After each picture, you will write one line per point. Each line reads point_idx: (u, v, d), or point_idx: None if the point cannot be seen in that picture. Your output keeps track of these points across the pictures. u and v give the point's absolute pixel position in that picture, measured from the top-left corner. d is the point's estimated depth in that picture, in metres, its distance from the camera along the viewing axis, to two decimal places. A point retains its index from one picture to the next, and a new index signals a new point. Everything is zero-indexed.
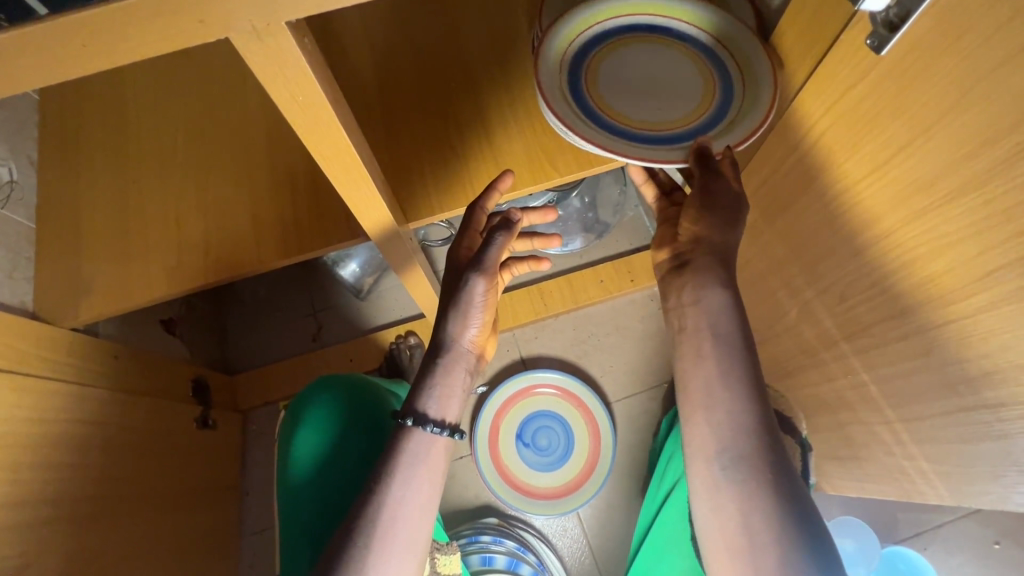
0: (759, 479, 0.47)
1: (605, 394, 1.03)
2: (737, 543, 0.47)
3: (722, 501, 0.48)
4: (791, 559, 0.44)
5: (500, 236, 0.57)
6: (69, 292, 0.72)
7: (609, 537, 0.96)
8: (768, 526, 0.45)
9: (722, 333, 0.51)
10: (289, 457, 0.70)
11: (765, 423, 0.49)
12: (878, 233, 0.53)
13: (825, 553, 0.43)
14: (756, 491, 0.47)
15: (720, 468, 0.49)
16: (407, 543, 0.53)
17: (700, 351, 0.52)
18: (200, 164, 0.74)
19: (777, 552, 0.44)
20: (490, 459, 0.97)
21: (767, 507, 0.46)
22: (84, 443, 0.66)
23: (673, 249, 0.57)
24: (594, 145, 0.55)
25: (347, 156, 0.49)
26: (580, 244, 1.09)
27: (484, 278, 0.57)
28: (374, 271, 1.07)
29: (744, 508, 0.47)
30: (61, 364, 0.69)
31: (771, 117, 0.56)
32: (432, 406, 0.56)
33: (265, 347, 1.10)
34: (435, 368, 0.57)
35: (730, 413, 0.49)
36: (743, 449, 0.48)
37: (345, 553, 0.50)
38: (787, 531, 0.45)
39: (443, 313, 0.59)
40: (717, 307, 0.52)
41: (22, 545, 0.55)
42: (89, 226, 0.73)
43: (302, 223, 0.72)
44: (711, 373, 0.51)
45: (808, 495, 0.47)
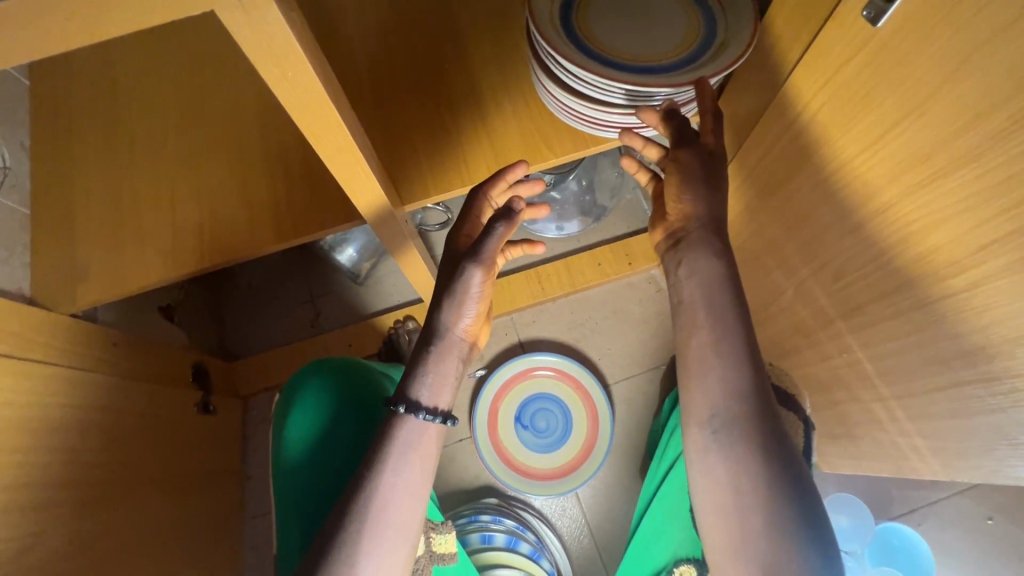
0: (749, 441, 0.48)
1: (603, 376, 1.04)
2: (723, 502, 0.49)
3: (712, 464, 0.50)
4: (776, 516, 0.46)
5: (500, 225, 0.56)
6: (64, 279, 0.71)
7: (607, 518, 0.97)
8: (756, 486, 0.47)
9: (715, 302, 0.52)
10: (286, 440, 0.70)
11: (759, 389, 0.49)
12: (872, 210, 0.53)
13: (810, 509, 0.46)
14: (744, 454, 0.48)
15: (711, 433, 0.50)
16: (400, 524, 0.53)
17: (695, 322, 0.53)
18: (192, 148, 0.73)
19: (763, 511, 0.46)
20: (491, 441, 0.98)
21: (755, 470, 0.47)
22: (88, 429, 0.66)
23: (666, 228, 0.58)
24: (575, 65, 0.55)
25: (339, 136, 0.49)
26: (577, 227, 1.10)
27: (480, 269, 0.57)
28: (371, 256, 1.07)
29: (733, 470, 0.48)
30: (62, 349, 0.69)
31: (753, 45, 0.55)
32: (425, 393, 0.57)
33: (263, 333, 1.11)
34: (428, 356, 0.57)
35: (722, 377, 0.50)
36: (734, 413, 0.49)
37: (341, 519, 0.52)
38: (774, 492, 0.46)
39: (437, 301, 0.59)
40: (710, 278, 0.53)
41: (31, 527, 0.56)
42: (84, 212, 0.73)
43: (297, 208, 0.72)
44: (705, 340, 0.52)
45: (799, 460, 0.48)
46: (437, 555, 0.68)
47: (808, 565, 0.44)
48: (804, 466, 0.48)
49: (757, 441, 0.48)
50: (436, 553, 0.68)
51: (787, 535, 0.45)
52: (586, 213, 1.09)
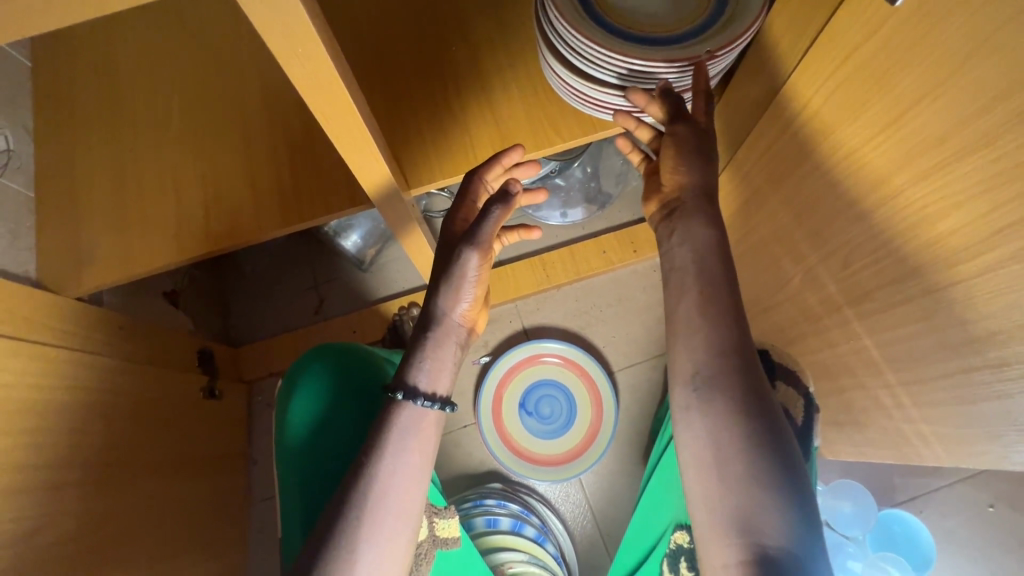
0: (732, 396, 0.48)
1: (608, 363, 1.04)
2: (703, 455, 0.48)
3: (692, 419, 0.50)
4: (754, 470, 0.45)
5: (497, 209, 0.56)
6: (70, 261, 0.71)
7: (610, 502, 0.98)
8: (736, 441, 0.47)
9: (709, 271, 0.52)
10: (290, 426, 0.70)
11: (745, 349, 0.49)
12: (884, 194, 0.52)
13: (789, 465, 0.46)
14: (725, 410, 0.48)
15: (693, 389, 0.50)
16: (402, 500, 0.54)
17: (684, 285, 0.53)
18: (196, 130, 0.73)
19: (744, 463, 0.46)
20: (496, 428, 0.98)
21: (739, 425, 0.47)
22: (94, 412, 0.66)
23: (661, 200, 0.57)
24: (566, 22, 0.55)
25: (350, 118, 0.49)
26: (581, 215, 1.10)
27: (477, 252, 0.56)
28: (376, 242, 1.07)
29: (713, 425, 0.48)
30: (68, 332, 0.69)
31: (758, 23, 0.54)
32: (422, 379, 0.57)
33: (268, 319, 1.11)
34: (426, 342, 0.57)
35: (707, 337, 0.50)
36: (717, 371, 0.49)
37: (348, 498, 0.53)
38: (753, 447, 0.46)
39: (435, 286, 0.58)
40: (704, 244, 0.53)
41: (40, 507, 0.56)
42: (88, 196, 0.72)
43: (303, 193, 0.72)
44: (692, 303, 0.51)
45: (780, 414, 0.48)
46: (439, 539, 0.68)
47: (786, 514, 0.44)
48: (785, 425, 0.48)
49: (742, 397, 0.48)
50: (441, 538, 0.68)
51: (764, 488, 0.45)
52: (591, 200, 1.09)
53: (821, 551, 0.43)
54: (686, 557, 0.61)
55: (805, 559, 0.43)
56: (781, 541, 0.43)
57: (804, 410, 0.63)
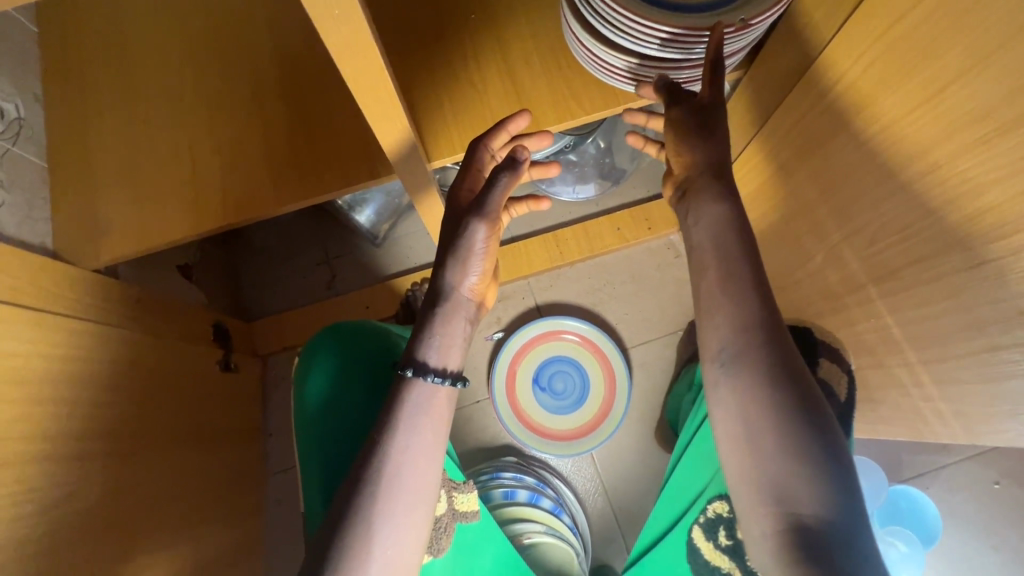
0: (760, 373, 0.48)
1: (621, 340, 1.04)
2: (735, 431, 0.49)
3: (722, 396, 0.50)
4: (786, 442, 0.46)
5: (504, 177, 0.55)
6: (86, 233, 0.70)
7: (621, 477, 0.99)
8: (767, 415, 0.47)
9: (727, 247, 0.51)
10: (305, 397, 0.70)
11: (769, 323, 0.49)
12: (920, 170, 0.52)
13: (823, 436, 0.45)
14: (754, 385, 0.48)
15: (720, 366, 0.50)
16: (416, 474, 0.54)
17: (703, 265, 0.52)
18: (210, 100, 0.72)
19: (775, 436, 0.46)
20: (509, 403, 0.99)
21: (768, 400, 0.47)
22: (117, 382, 0.66)
23: (675, 182, 0.57)
24: None
25: (381, 83, 0.49)
26: (594, 191, 1.08)
27: (485, 223, 0.56)
28: (390, 217, 1.07)
29: (743, 400, 0.48)
30: (87, 304, 0.69)
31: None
32: (432, 355, 0.57)
33: (280, 293, 1.10)
34: (435, 317, 0.57)
35: (730, 313, 0.50)
36: (743, 347, 0.49)
37: (363, 473, 0.53)
38: (784, 419, 0.46)
39: (442, 260, 0.58)
40: (720, 222, 0.52)
41: (69, 476, 0.57)
42: (101, 167, 0.71)
43: (320, 163, 0.71)
44: (713, 280, 0.51)
45: (812, 386, 0.48)
46: (459, 513, 0.67)
47: (822, 483, 0.44)
48: (818, 396, 0.48)
49: (767, 371, 0.48)
50: (460, 513, 0.67)
51: (799, 460, 0.45)
52: (605, 176, 1.07)
53: (861, 518, 0.43)
54: (724, 526, 0.60)
55: (845, 527, 0.42)
56: (818, 510, 0.43)
57: (846, 387, 0.62)
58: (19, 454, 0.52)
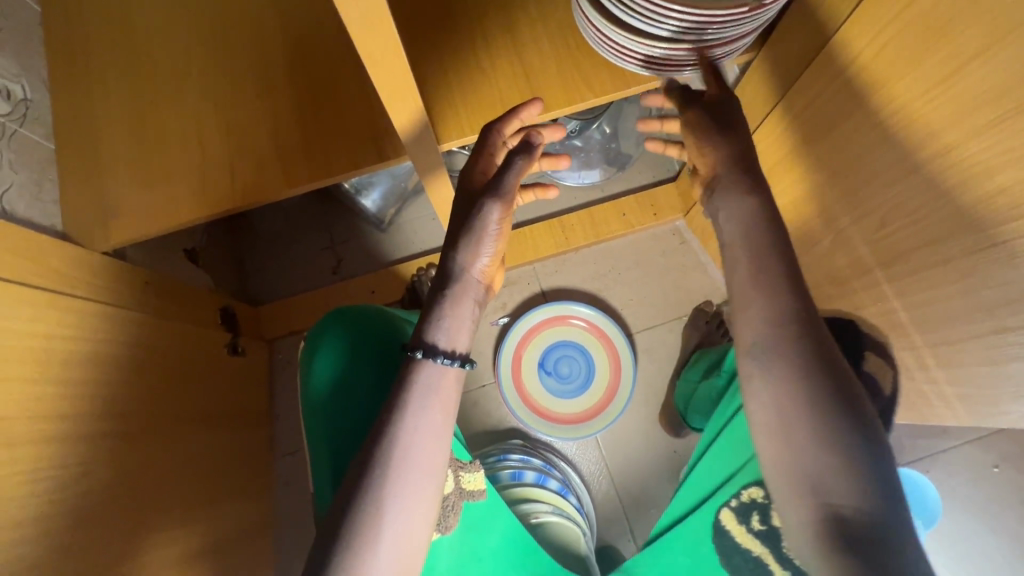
0: (791, 364, 0.47)
1: (626, 325, 1.05)
2: (771, 425, 0.47)
3: (756, 389, 0.49)
4: (824, 436, 0.44)
5: (520, 159, 0.56)
6: (94, 214, 0.70)
7: (625, 460, 1.00)
8: (804, 408, 0.46)
9: (759, 242, 0.51)
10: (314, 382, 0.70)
11: (802, 314, 0.48)
12: (932, 153, 0.52)
13: (863, 430, 0.44)
14: (790, 379, 0.47)
15: (754, 359, 0.49)
16: (425, 455, 0.55)
17: (734, 257, 0.52)
18: (218, 82, 0.72)
19: (812, 430, 0.45)
20: (515, 387, 1.00)
21: (802, 391, 0.46)
22: (130, 363, 0.67)
23: (702, 181, 0.56)
24: None
25: (394, 58, 0.49)
26: (599, 176, 1.08)
27: (500, 204, 0.57)
28: (396, 201, 1.06)
29: (777, 394, 0.47)
30: (98, 286, 0.69)
31: None
32: (442, 337, 0.57)
33: (286, 278, 1.11)
34: (445, 299, 0.57)
35: (763, 306, 0.49)
36: (777, 340, 0.48)
37: (375, 453, 0.53)
38: (821, 413, 0.45)
39: (454, 240, 0.58)
40: (745, 216, 0.52)
41: (87, 454, 0.57)
42: (109, 148, 0.71)
43: (328, 145, 0.70)
44: (744, 272, 0.51)
45: (852, 381, 0.46)
46: (466, 492, 0.67)
47: (861, 478, 0.42)
48: (859, 390, 0.46)
49: (801, 362, 0.47)
50: (467, 492, 0.67)
51: (836, 454, 0.43)
52: (610, 161, 1.07)
53: (905, 517, 0.41)
54: (759, 511, 0.59)
55: (886, 520, 0.41)
56: (855, 502, 0.42)
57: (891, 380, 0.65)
58: (38, 431, 0.53)
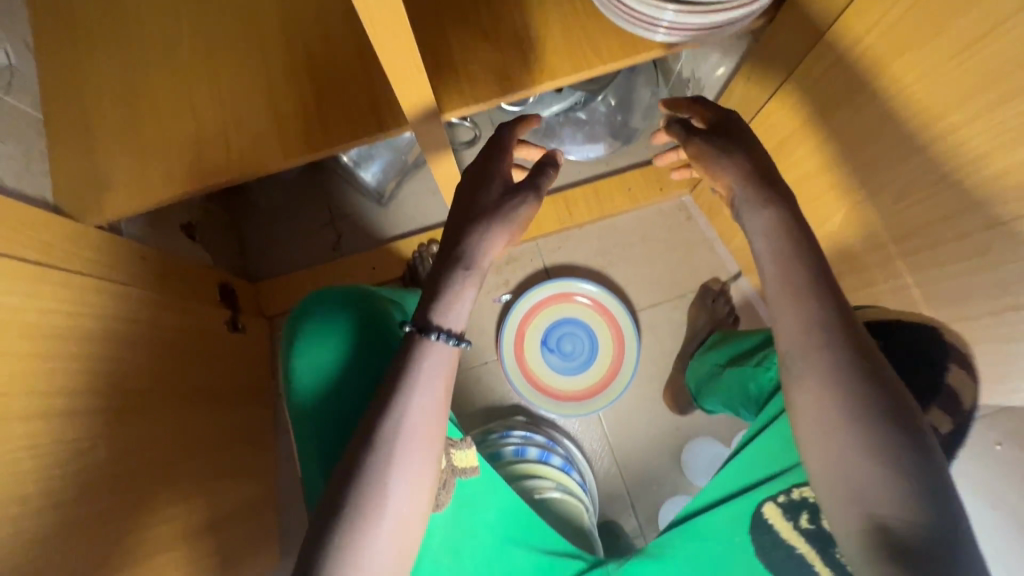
0: (831, 367, 0.44)
1: (630, 302, 1.04)
2: (814, 437, 0.45)
3: (796, 400, 0.46)
4: (872, 448, 0.42)
5: (553, 169, 0.57)
6: (87, 186, 0.68)
7: (629, 437, 1.00)
8: (849, 420, 0.43)
9: (788, 255, 0.48)
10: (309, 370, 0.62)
11: (839, 315, 0.46)
12: (952, 124, 0.50)
13: (913, 441, 0.41)
14: (832, 389, 0.44)
15: (791, 367, 0.46)
16: (421, 439, 0.49)
17: (765, 263, 0.49)
18: (209, 50, 0.70)
19: (858, 443, 0.42)
20: (518, 364, 0.99)
21: (845, 401, 0.43)
22: (130, 339, 0.66)
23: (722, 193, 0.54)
24: None
25: (398, 24, 0.45)
26: (605, 151, 1.05)
27: (536, 200, 0.54)
28: (396, 175, 1.04)
29: (820, 405, 0.44)
30: (95, 262, 0.67)
31: None
32: (451, 312, 0.51)
33: (285, 255, 1.09)
34: (460, 274, 0.51)
35: (796, 311, 0.46)
36: (814, 346, 0.45)
37: (365, 436, 0.49)
38: (867, 425, 0.42)
39: (483, 215, 0.53)
40: (771, 229, 0.49)
41: (93, 430, 0.57)
42: (99, 118, 0.69)
43: (326, 114, 0.68)
44: (776, 276, 0.48)
45: (897, 387, 0.43)
46: (458, 470, 0.60)
47: (914, 493, 0.40)
48: (905, 396, 0.43)
49: (841, 367, 0.44)
50: (459, 471, 0.60)
51: (885, 468, 0.41)
52: (616, 135, 1.03)
53: (963, 533, 0.39)
54: (809, 510, 0.52)
55: (936, 533, 0.39)
56: (906, 513, 0.40)
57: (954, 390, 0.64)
58: (39, 407, 0.52)
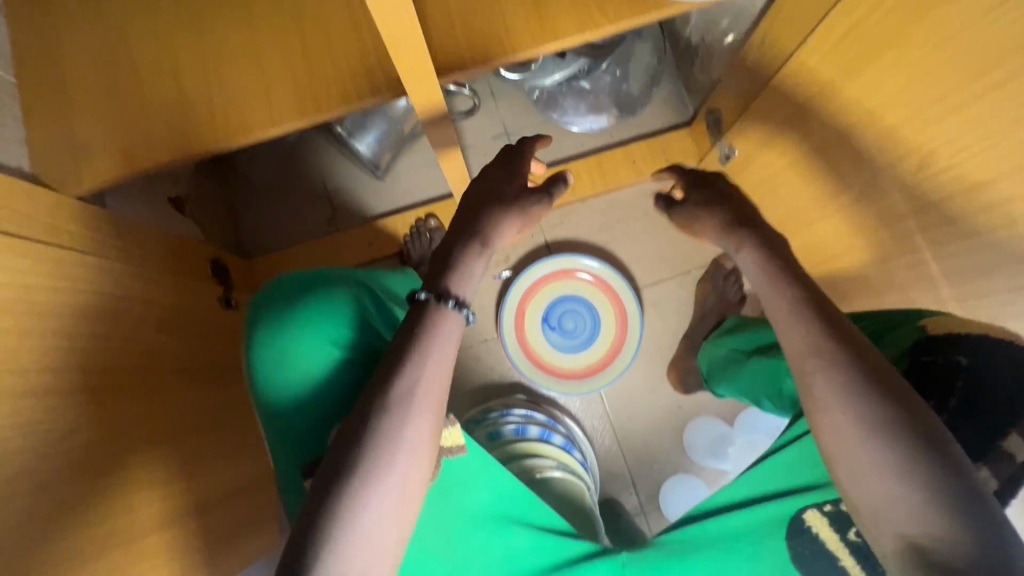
0: (843, 383, 0.45)
1: (634, 279, 1.01)
2: (843, 458, 0.44)
3: (817, 420, 0.46)
4: (900, 466, 0.41)
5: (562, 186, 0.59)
6: (68, 155, 0.65)
7: (631, 415, 0.99)
8: (872, 437, 0.42)
9: (772, 277, 0.52)
10: (285, 375, 0.56)
11: (838, 330, 0.47)
12: (986, 85, 0.46)
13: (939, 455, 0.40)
14: (848, 407, 0.44)
15: (807, 387, 0.47)
16: (425, 412, 0.47)
17: (761, 287, 0.53)
18: (191, 8, 0.65)
19: (886, 460, 0.41)
20: (518, 342, 0.97)
21: (865, 417, 0.43)
22: (118, 315, 0.64)
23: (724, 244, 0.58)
24: None
25: None
26: (609, 121, 1.01)
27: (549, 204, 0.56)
28: (392, 146, 1.00)
29: (841, 424, 0.44)
30: (78, 236, 0.64)
31: None
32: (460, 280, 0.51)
33: (279, 230, 1.06)
34: (475, 250, 0.52)
35: (795, 331, 0.49)
36: (822, 364, 0.46)
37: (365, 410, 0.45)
38: (891, 441, 0.42)
39: (503, 203, 0.55)
40: (753, 262, 0.54)
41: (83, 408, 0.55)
42: (76, 82, 0.65)
43: (317, 79, 0.64)
44: (772, 297, 0.51)
45: (914, 401, 0.43)
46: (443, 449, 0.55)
47: (953, 510, 0.39)
48: (923, 410, 0.43)
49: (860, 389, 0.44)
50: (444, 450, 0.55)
51: (918, 484, 0.40)
52: (622, 105, 1.00)
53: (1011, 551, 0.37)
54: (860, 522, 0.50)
55: (986, 554, 0.37)
56: (949, 532, 0.38)
57: None
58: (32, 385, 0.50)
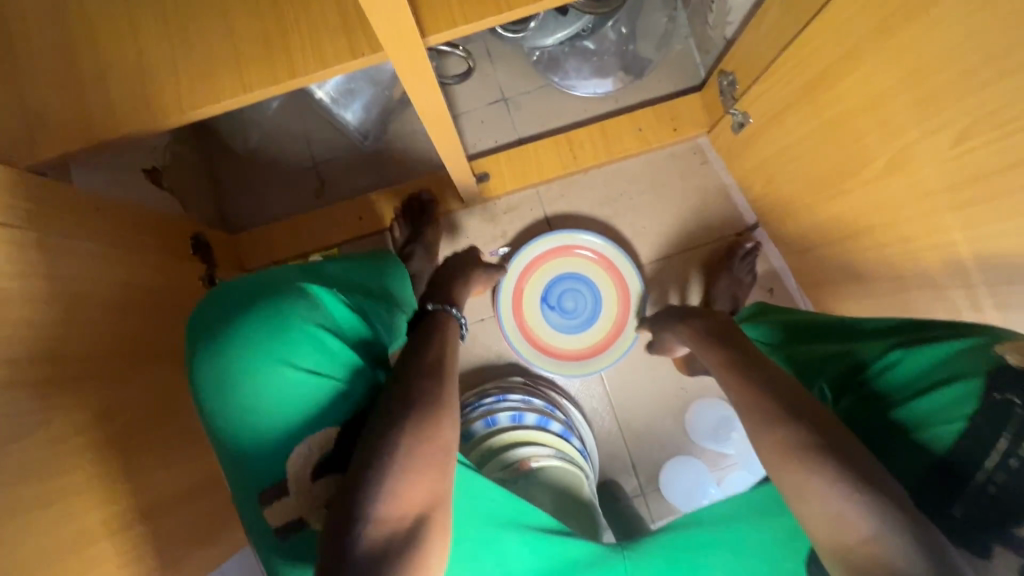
0: (812, 437, 0.42)
1: (637, 255, 0.96)
2: (828, 519, 0.39)
3: (795, 475, 0.42)
4: (887, 521, 0.37)
5: None
6: (22, 125, 0.60)
7: (632, 396, 0.96)
8: (858, 493, 0.39)
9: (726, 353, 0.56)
10: (230, 402, 0.50)
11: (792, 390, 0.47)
12: None
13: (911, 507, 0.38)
14: (822, 461, 0.41)
15: (780, 440, 0.43)
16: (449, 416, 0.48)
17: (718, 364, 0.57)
18: None
19: (878, 516, 0.37)
20: (516, 321, 0.93)
21: (847, 471, 0.40)
22: (88, 301, 0.60)
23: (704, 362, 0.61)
24: None
25: None
26: (614, 85, 0.95)
27: None
28: (381, 113, 0.94)
29: (821, 478, 0.40)
30: (42, 214, 0.60)
31: None
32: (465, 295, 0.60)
33: (264, 203, 1.01)
34: None
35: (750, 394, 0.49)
36: (790, 423, 0.44)
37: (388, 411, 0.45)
38: (875, 494, 0.38)
39: None
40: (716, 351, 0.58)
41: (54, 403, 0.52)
42: (25, 41, 0.59)
43: (291, 40, 0.58)
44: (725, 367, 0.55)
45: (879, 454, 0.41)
46: None
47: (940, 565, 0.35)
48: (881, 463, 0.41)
49: (777, 419, 0.45)
50: None
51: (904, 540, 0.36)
52: (627, 67, 0.94)
53: None
54: None
55: None
56: None
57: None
58: None
